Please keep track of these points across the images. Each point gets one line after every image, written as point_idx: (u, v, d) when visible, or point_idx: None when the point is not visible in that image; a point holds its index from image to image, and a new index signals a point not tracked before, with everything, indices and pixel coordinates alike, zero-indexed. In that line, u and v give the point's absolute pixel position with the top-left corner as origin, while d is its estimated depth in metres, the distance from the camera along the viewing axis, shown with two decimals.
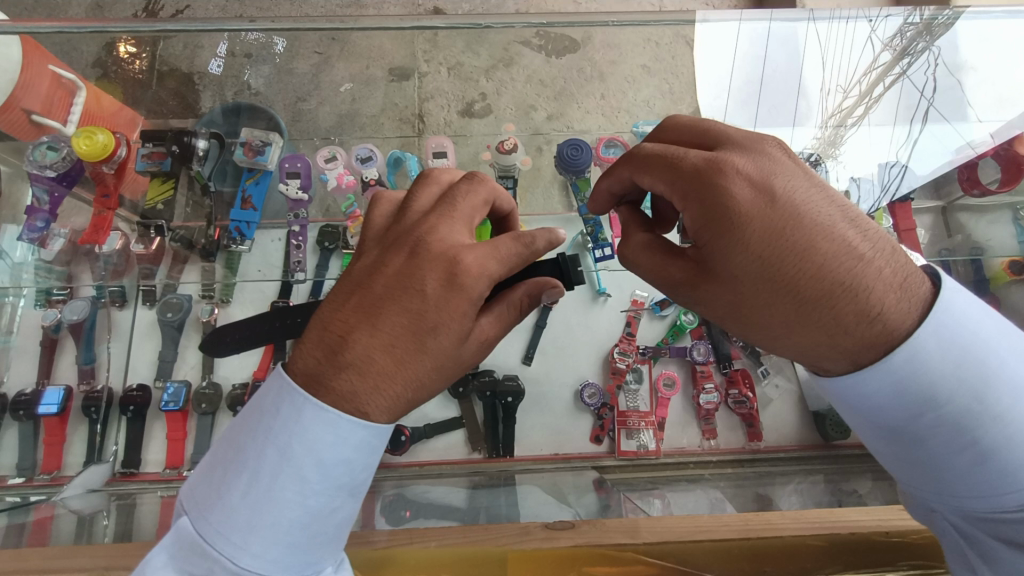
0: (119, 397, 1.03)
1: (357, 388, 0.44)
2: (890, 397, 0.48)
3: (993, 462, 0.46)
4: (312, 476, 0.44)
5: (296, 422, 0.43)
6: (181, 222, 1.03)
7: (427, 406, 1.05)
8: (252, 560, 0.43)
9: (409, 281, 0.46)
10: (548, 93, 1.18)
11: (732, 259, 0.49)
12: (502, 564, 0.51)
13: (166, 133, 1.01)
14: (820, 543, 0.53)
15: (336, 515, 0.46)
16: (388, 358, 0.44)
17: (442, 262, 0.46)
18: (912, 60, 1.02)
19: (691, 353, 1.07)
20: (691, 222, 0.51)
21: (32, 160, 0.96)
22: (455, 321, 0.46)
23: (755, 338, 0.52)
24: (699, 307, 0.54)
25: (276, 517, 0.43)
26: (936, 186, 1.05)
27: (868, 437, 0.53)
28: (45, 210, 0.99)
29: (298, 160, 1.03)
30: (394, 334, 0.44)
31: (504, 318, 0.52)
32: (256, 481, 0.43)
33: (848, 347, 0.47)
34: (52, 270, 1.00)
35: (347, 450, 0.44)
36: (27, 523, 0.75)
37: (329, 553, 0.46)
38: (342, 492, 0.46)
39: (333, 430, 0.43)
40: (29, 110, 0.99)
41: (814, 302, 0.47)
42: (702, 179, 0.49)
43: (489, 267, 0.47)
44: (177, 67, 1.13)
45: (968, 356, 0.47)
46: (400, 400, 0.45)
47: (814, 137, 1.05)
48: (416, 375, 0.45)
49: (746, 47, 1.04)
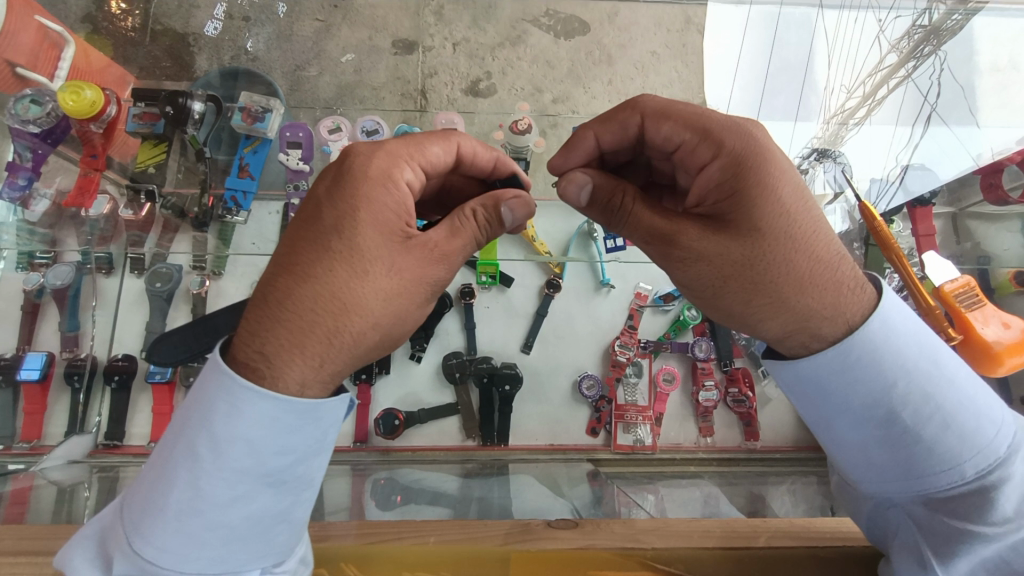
0: (103, 366, 1.00)
1: (263, 323, 0.43)
2: (849, 390, 0.47)
3: (938, 455, 0.46)
4: (204, 455, 0.42)
5: (198, 390, 0.43)
6: (172, 189, 0.97)
7: (422, 390, 1.03)
8: (144, 545, 0.42)
9: (310, 194, 0.49)
10: (555, 75, 1.12)
11: (759, 208, 0.47)
12: (504, 563, 0.50)
13: (160, 93, 0.93)
14: (833, 554, 0.52)
15: (243, 506, 0.43)
16: (295, 282, 0.44)
17: (333, 168, 0.50)
18: (918, 63, 0.99)
19: (693, 349, 1.05)
20: (718, 174, 0.50)
21: (13, 114, 0.87)
22: (366, 227, 0.46)
23: (752, 304, 0.48)
24: (686, 267, 0.49)
25: (169, 499, 0.42)
26: (952, 192, 0.99)
27: (829, 429, 0.50)
28: (28, 167, 0.91)
29: (299, 130, 0.95)
30: (299, 250, 0.46)
31: (459, 230, 0.51)
32: (161, 454, 0.44)
33: (847, 306, 0.47)
34: (34, 234, 0.94)
35: (243, 426, 0.41)
36: (4, 492, 0.73)
37: (245, 548, 0.44)
38: (249, 480, 0.43)
39: (226, 401, 0.41)
40: (13, 63, 0.90)
41: (824, 261, 0.48)
42: (734, 126, 0.50)
43: (388, 145, 0.51)
44: (172, 27, 1.10)
45: (914, 347, 0.47)
46: (312, 329, 0.43)
47: (816, 135, 1.02)
48: (330, 290, 0.44)
49: (755, 33, 1.05)
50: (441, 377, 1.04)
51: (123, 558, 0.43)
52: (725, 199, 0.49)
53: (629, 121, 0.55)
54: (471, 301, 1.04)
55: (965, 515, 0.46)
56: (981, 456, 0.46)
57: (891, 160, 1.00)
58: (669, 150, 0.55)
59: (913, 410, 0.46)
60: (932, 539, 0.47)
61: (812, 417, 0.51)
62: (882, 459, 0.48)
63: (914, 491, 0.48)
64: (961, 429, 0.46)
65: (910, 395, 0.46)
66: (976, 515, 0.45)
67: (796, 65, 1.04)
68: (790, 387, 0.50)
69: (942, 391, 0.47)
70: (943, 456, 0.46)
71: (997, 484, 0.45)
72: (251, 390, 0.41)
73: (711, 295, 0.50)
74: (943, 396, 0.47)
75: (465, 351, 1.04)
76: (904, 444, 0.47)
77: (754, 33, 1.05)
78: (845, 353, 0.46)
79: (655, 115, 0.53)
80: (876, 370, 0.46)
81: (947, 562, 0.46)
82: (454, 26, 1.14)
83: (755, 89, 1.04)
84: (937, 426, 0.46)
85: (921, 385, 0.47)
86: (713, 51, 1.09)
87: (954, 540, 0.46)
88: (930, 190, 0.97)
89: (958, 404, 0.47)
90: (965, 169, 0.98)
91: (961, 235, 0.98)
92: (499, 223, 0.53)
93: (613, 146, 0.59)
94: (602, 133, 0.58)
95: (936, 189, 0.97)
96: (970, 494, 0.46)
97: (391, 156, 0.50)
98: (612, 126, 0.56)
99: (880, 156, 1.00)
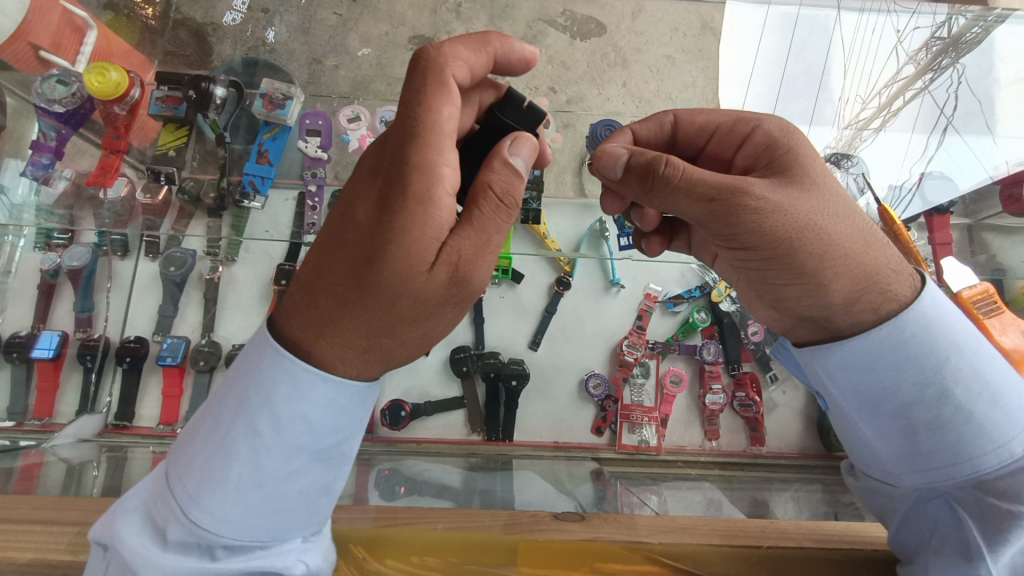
0: (115, 347, 1.02)
1: (317, 327, 0.44)
2: (901, 369, 0.49)
3: (991, 436, 0.47)
4: (266, 432, 0.43)
5: (257, 371, 0.44)
6: (190, 174, 0.95)
7: (428, 383, 1.04)
8: (202, 515, 0.43)
9: (344, 210, 0.45)
10: (570, 76, 1.11)
11: (811, 166, 0.50)
12: (512, 553, 0.51)
13: (184, 76, 0.91)
14: (843, 558, 0.52)
15: (297, 480, 0.45)
16: (337, 303, 0.43)
17: (371, 190, 0.44)
18: (935, 75, 1.00)
19: (702, 352, 1.04)
20: (763, 139, 0.54)
21: (40, 94, 0.87)
22: (395, 260, 0.42)
23: (828, 257, 0.48)
24: (755, 233, 0.48)
25: (226, 473, 0.43)
26: (969, 203, 0.98)
27: (878, 422, 0.51)
28: (52, 146, 0.91)
29: (319, 117, 0.96)
30: (337, 274, 0.43)
31: (482, 227, 0.45)
32: (215, 430, 0.44)
33: (905, 268, 0.50)
34: (52, 214, 0.92)
35: (304, 406, 0.43)
36: (15, 467, 0.74)
37: (293, 520, 0.46)
38: (305, 455, 0.45)
39: (289, 382, 0.43)
40: (37, 45, 0.90)
41: (872, 224, 0.50)
42: (761, 111, 0.56)
43: (410, 155, 0.43)
44: (192, 17, 1.10)
45: (963, 326, 0.49)
46: (354, 346, 0.44)
47: (834, 137, 0.99)
48: (366, 320, 0.43)
49: (770, 47, 1.04)
50: (447, 371, 1.04)
51: (178, 527, 0.44)
52: (780, 154, 0.52)
53: (665, 117, 0.63)
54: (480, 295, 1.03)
55: (1013, 497, 0.45)
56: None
57: (905, 169, 0.98)
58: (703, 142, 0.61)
59: (963, 387, 0.48)
60: (982, 524, 0.46)
61: (852, 406, 0.52)
62: (930, 445, 0.49)
63: (963, 475, 0.48)
64: (1008, 408, 0.47)
65: (960, 372, 0.48)
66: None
67: (815, 69, 1.02)
68: (834, 375, 0.52)
69: (987, 370, 0.49)
70: (991, 435, 0.47)
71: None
72: (312, 373, 0.43)
73: (784, 253, 0.48)
74: (989, 373, 0.49)
75: (471, 345, 1.05)
76: (953, 425, 0.48)
77: (770, 42, 1.04)
78: (900, 330, 0.48)
79: (689, 112, 0.62)
80: (928, 349, 0.48)
81: (996, 547, 0.44)
82: (472, 23, 1.13)
83: (770, 95, 1.03)
84: (986, 404, 0.47)
85: (969, 363, 0.48)
86: (731, 59, 1.06)
87: (1002, 523, 0.44)
88: (948, 199, 0.96)
89: (1003, 383, 0.48)
90: (983, 181, 0.97)
91: (976, 247, 0.98)
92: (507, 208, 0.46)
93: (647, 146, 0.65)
94: (640, 129, 0.64)
95: (954, 198, 0.97)
96: (1020, 472, 0.46)
97: (422, 164, 0.43)
98: (649, 123, 0.63)
99: (893, 165, 0.99)
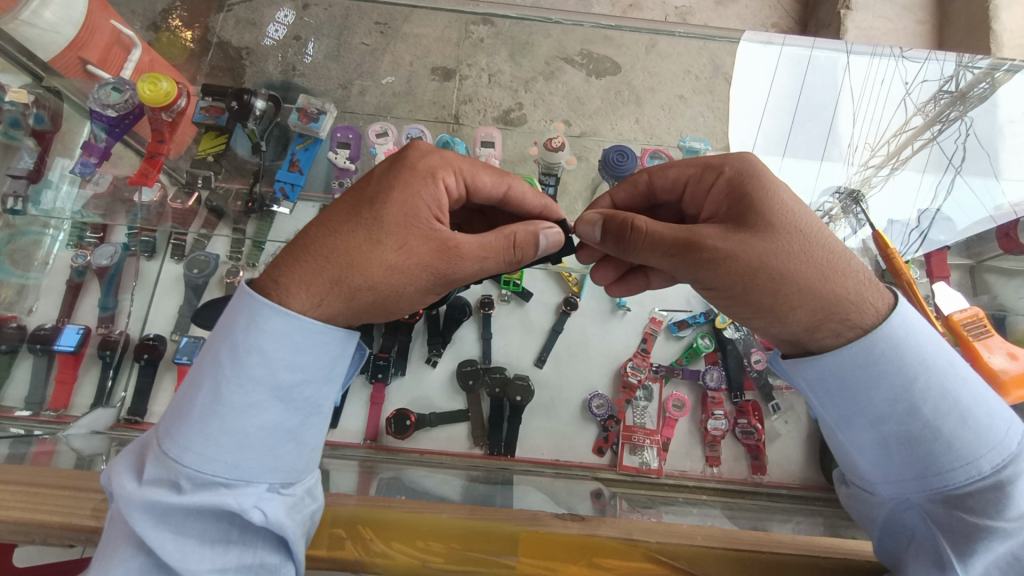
0: (134, 345, 1.06)
1: (290, 261, 0.54)
2: (872, 385, 0.54)
3: (958, 451, 0.52)
4: (225, 361, 0.52)
5: (224, 316, 0.54)
6: (225, 181, 1.01)
7: (434, 394, 1.05)
8: (172, 446, 0.51)
9: (369, 173, 0.60)
10: (582, 111, 1.15)
11: (770, 207, 0.55)
12: (514, 543, 0.56)
13: (228, 90, 0.97)
14: (838, 567, 0.56)
15: (255, 415, 0.52)
16: (325, 234, 0.55)
17: (391, 159, 0.60)
18: (943, 127, 1.02)
19: (704, 377, 1.06)
20: (725, 187, 0.59)
21: (95, 98, 0.92)
22: (391, 207, 0.56)
23: (783, 293, 0.53)
24: (705, 276, 0.56)
25: (195, 405, 0.52)
26: (968, 246, 1.06)
27: (855, 433, 0.56)
28: (101, 147, 0.95)
29: (350, 132, 1.02)
30: (337, 213, 0.56)
31: (487, 246, 0.59)
32: (192, 371, 0.54)
33: (870, 298, 0.55)
34: (87, 215, 0.98)
35: (257, 336, 0.52)
36: (29, 454, 0.76)
37: (254, 459, 0.52)
38: (262, 391, 0.52)
39: (246, 316, 0.52)
40: (85, 60, 0.99)
41: (838, 255, 0.55)
42: (729, 154, 0.61)
43: (445, 154, 0.61)
44: (229, 41, 1.17)
45: (934, 348, 0.54)
46: (321, 275, 0.54)
47: (842, 177, 1.02)
48: (347, 248, 0.54)
49: (784, 81, 1.05)
50: (454, 384, 1.06)
51: (154, 462, 0.51)
52: (743, 200, 0.57)
53: (640, 178, 0.68)
54: (490, 312, 1.07)
55: (980, 511, 0.50)
56: (995, 452, 0.51)
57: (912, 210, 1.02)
58: (681, 189, 0.66)
59: (933, 404, 0.53)
60: (951, 536, 0.51)
61: (833, 416, 0.57)
62: (904, 456, 0.54)
63: (935, 488, 0.52)
64: (977, 425, 0.52)
65: (929, 391, 0.53)
66: (993, 509, 0.49)
67: (826, 106, 1.03)
68: (813, 386, 0.57)
69: (957, 389, 0.53)
70: (961, 451, 0.51)
71: (1011, 480, 0.50)
72: (267, 305, 0.52)
73: (741, 291, 0.55)
74: (959, 392, 0.53)
75: (478, 360, 1.07)
76: (926, 440, 0.53)
77: (785, 75, 1.04)
78: (870, 348, 0.53)
79: (659, 167, 0.67)
80: (896, 368, 0.53)
81: (967, 559, 0.49)
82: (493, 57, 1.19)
83: (783, 131, 1.04)
84: (955, 420, 0.52)
85: (938, 381, 0.53)
86: (744, 101, 1.08)
87: (972, 535, 0.49)
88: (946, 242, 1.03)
89: (972, 401, 0.53)
90: (981, 225, 1.02)
91: (980, 288, 1.07)
92: (527, 247, 0.61)
93: (626, 205, 0.71)
94: (617, 193, 0.71)
95: (950, 240, 1.03)
96: (987, 489, 0.50)
97: (441, 159, 0.60)
98: (625, 186, 0.70)
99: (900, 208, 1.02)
